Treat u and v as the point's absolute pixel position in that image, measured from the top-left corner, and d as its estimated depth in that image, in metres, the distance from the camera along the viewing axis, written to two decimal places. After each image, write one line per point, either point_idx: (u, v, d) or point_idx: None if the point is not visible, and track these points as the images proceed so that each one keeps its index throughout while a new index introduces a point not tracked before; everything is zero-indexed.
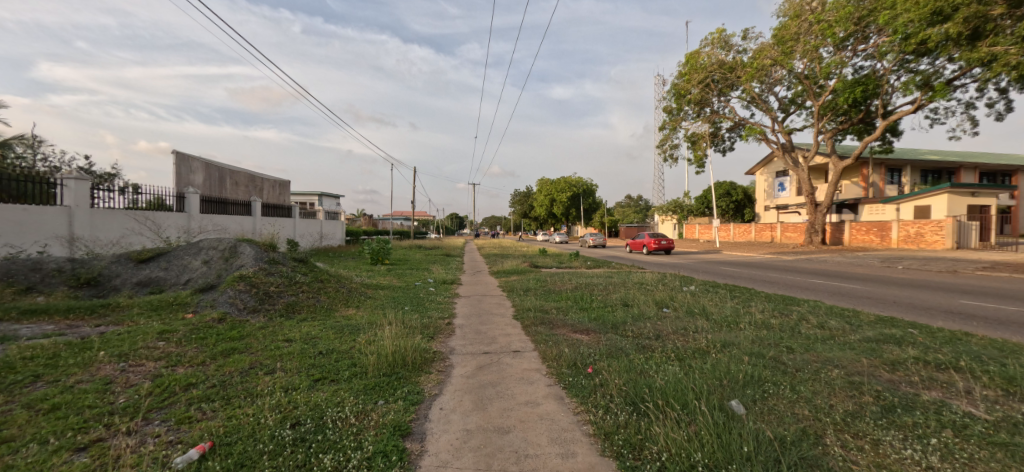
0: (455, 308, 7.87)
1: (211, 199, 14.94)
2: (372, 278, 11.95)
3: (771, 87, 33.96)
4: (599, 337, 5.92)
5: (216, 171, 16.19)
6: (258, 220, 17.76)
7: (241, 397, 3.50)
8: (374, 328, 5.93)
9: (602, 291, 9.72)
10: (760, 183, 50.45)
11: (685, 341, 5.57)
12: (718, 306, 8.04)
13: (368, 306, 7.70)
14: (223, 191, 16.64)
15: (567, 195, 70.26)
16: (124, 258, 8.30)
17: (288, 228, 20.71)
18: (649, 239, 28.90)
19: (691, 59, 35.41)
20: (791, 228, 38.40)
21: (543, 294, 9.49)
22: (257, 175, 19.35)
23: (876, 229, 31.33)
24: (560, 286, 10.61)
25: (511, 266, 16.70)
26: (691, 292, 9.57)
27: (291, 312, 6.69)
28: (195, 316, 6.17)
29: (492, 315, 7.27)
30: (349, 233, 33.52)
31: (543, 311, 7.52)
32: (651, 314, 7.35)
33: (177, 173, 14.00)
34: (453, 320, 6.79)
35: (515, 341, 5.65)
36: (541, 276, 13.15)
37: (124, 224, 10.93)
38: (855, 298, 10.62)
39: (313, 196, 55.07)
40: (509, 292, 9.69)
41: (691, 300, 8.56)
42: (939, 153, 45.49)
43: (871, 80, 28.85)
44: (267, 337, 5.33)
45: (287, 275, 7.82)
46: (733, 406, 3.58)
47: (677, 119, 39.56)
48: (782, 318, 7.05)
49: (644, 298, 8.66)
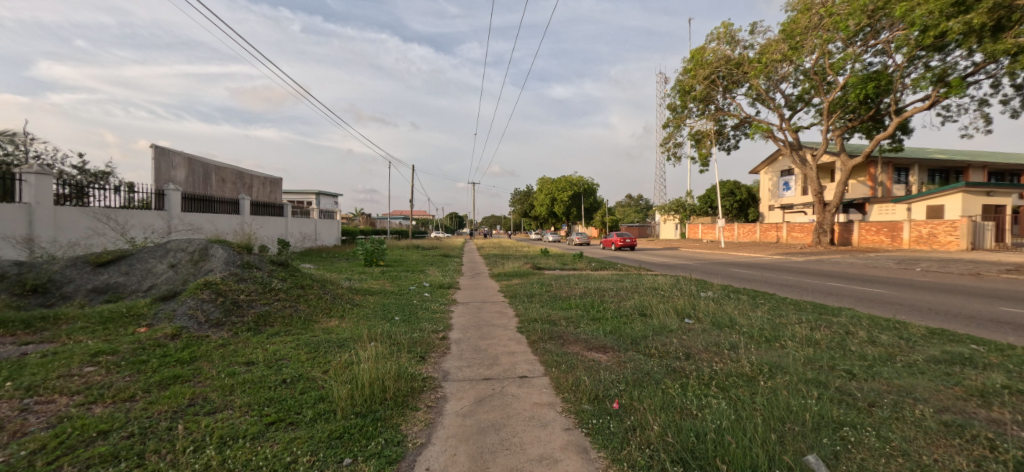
0: (451, 318, 6.99)
1: (194, 198, 14.06)
2: (362, 282, 11.05)
3: (778, 84, 33.12)
4: (619, 356, 5.03)
5: (200, 167, 15.26)
6: (245, 219, 16.88)
7: (160, 456, 2.61)
8: (354, 346, 5.03)
9: (613, 297, 8.83)
10: (764, 182, 49.58)
11: (724, 363, 4.67)
12: (746, 316, 7.17)
13: (353, 316, 6.81)
14: (208, 188, 15.75)
15: (567, 194, 69.36)
16: (80, 262, 7.40)
17: (278, 227, 19.80)
18: (620, 239, 33.39)
19: (697, 55, 34.51)
20: (798, 228, 37.54)
21: (548, 300, 8.61)
22: (246, 171, 18.43)
23: (887, 229, 30.47)
24: (566, 291, 9.71)
25: (513, 268, 15.82)
26: (711, 299, 8.70)
27: (261, 325, 5.78)
28: (146, 331, 5.26)
29: (492, 328, 6.38)
30: (345, 232, 32.61)
31: (551, 322, 6.64)
32: (674, 326, 6.46)
33: (156, 169, 13.09)
34: (449, 334, 5.91)
35: (520, 362, 4.77)
36: (545, 280, 12.25)
37: (88, 222, 9.99)
38: (888, 305, 9.75)
39: (310, 195, 54.16)
40: (512, 299, 8.80)
41: (715, 308, 7.68)
42: (946, 152, 44.71)
43: (884, 76, 27.93)
44: (224, 359, 4.44)
45: (262, 281, 6.89)
46: (814, 465, 2.71)
47: (681, 117, 38.66)
48: (824, 332, 6.17)
49: (662, 306, 7.79)
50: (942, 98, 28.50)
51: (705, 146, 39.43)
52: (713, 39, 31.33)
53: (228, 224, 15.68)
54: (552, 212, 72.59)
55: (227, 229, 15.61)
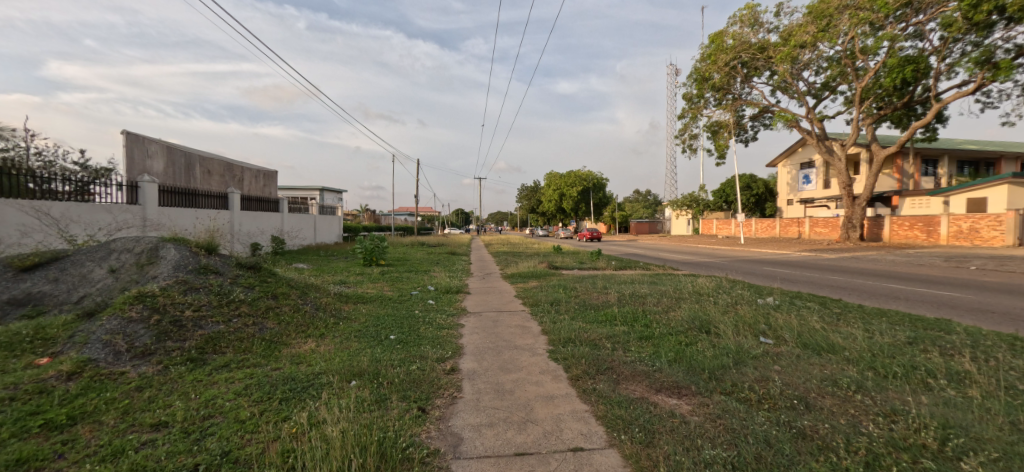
0: (460, 338, 5.47)
1: (168, 190, 12.51)
2: (357, 286, 9.58)
3: (802, 70, 31.13)
4: (708, 406, 3.47)
5: (181, 157, 13.83)
6: (235, 215, 15.50)
7: None
8: (324, 393, 3.53)
9: (658, 307, 7.23)
10: (782, 175, 47.52)
11: (875, 425, 3.12)
12: (839, 333, 5.62)
13: (335, 335, 5.33)
14: (191, 181, 14.31)
15: (576, 189, 67.48)
16: (1, 266, 5.97)
17: (272, 224, 18.43)
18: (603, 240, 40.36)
19: (717, 40, 32.55)
20: (822, 223, 35.70)
21: (579, 310, 7.12)
22: (235, 163, 17.05)
23: (922, 223, 28.44)
24: (598, 298, 8.13)
25: (527, 267, 14.27)
26: (777, 309, 7.09)
27: (205, 354, 4.30)
28: (41, 366, 3.78)
29: (516, 353, 4.86)
30: (347, 230, 31.27)
31: (593, 344, 5.13)
32: (755, 350, 4.89)
33: (129, 158, 11.65)
34: (460, 366, 4.42)
35: (564, 417, 3.26)
36: (566, 282, 10.70)
37: (17, 217, 8.52)
38: (983, 314, 8.10)
39: (314, 191, 52.82)
40: (533, 308, 7.25)
41: (795, 322, 6.09)
42: (977, 143, 42.42)
43: (922, 59, 25.92)
44: (119, 423, 2.93)
45: (221, 291, 5.40)
46: None
47: (698, 107, 36.81)
48: (966, 361, 4.58)
49: (724, 320, 6.22)
50: (986, 83, 26.37)
51: (723, 137, 37.53)
52: (734, 23, 29.43)
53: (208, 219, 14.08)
54: (561, 208, 70.65)
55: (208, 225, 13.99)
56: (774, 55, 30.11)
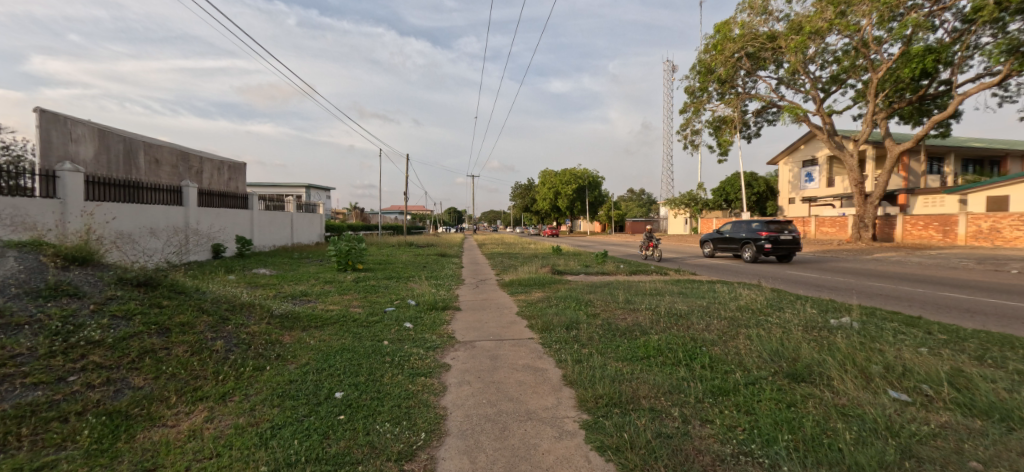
0: (443, 397, 3.60)
1: (91, 179, 10.28)
2: (318, 301, 7.59)
3: (813, 62, 29.56)
4: None
5: (120, 143, 11.73)
6: (190, 212, 13.48)
7: None
8: None
9: (711, 335, 5.41)
10: (784, 173, 46.16)
11: None
12: (1001, 384, 3.83)
13: (247, 398, 3.41)
14: (132, 171, 12.17)
15: (572, 187, 65.62)
16: None
17: (239, 222, 16.39)
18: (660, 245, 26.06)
19: (722, 29, 30.87)
20: (829, 222, 34.28)
21: (607, 340, 5.26)
22: (192, 153, 14.98)
23: (937, 223, 27.05)
24: (625, 318, 6.29)
25: (526, 272, 12.41)
26: (872, 339, 5.26)
27: None
28: None
29: (533, 435, 2.97)
30: (330, 229, 29.18)
31: (652, 409, 3.31)
32: (915, 427, 3.06)
33: (46, 142, 9.58)
34: (439, 468, 2.55)
35: None
36: (577, 292, 8.85)
37: None
38: None
39: (299, 189, 50.34)
40: (546, 336, 5.40)
41: (920, 364, 4.29)
42: (983, 141, 41.23)
43: (943, 48, 24.38)
44: None
45: (66, 328, 3.44)
46: None
47: (700, 101, 35.19)
48: None
49: (821, 359, 4.38)
50: (1009, 75, 24.91)
51: (727, 133, 35.95)
52: (741, 11, 27.79)
53: (99, 215, 10.22)
54: (556, 207, 68.67)
55: (99, 223, 10.20)
56: (784, 44, 28.42)
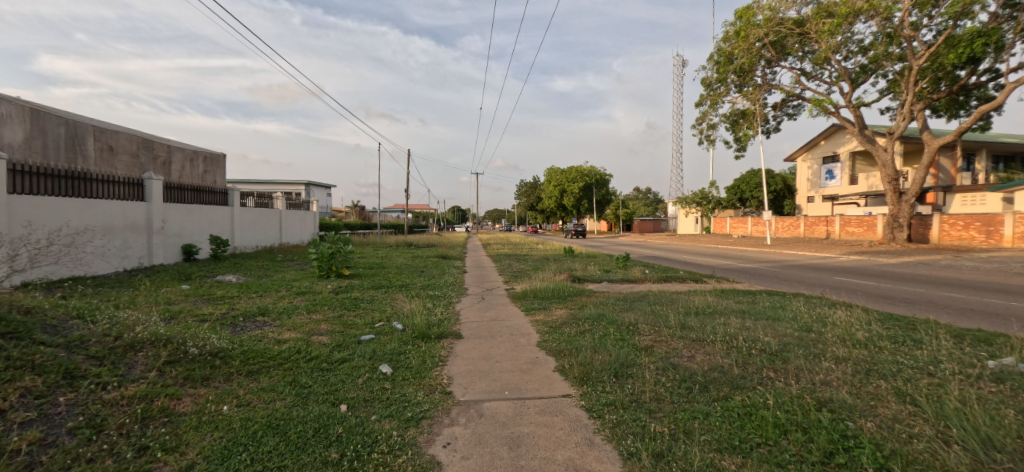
0: None
1: (17, 168, 8.49)
2: (276, 325, 5.73)
3: (842, 50, 27.41)
4: None
5: (60, 127, 9.93)
6: (154, 208, 11.69)
7: None
8: None
9: (848, 395, 3.51)
10: (802, 170, 44.06)
11: None
12: None
13: None
14: (78, 160, 10.37)
15: (579, 185, 63.70)
16: None
17: (215, 220, 14.63)
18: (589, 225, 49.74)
19: (744, 15, 28.81)
20: (855, 222, 32.12)
21: (688, 404, 3.39)
22: (157, 143, 13.24)
23: (979, 223, 24.81)
24: (693, 359, 4.41)
25: (540, 280, 10.48)
26: None
27: None
28: None
29: None
30: (324, 228, 27.35)
31: None
32: None
33: None
34: None
35: None
36: (608, 309, 6.97)
37: None
38: None
39: (299, 186, 48.57)
40: (593, 395, 3.54)
41: None
42: (1015, 136, 38.88)
43: (993, 31, 22.16)
44: None
45: None
46: None
47: (718, 94, 33.17)
48: None
49: None
50: None
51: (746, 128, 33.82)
52: None
53: None
54: (562, 205, 66.76)
55: None
56: (813, 30, 26.26)
